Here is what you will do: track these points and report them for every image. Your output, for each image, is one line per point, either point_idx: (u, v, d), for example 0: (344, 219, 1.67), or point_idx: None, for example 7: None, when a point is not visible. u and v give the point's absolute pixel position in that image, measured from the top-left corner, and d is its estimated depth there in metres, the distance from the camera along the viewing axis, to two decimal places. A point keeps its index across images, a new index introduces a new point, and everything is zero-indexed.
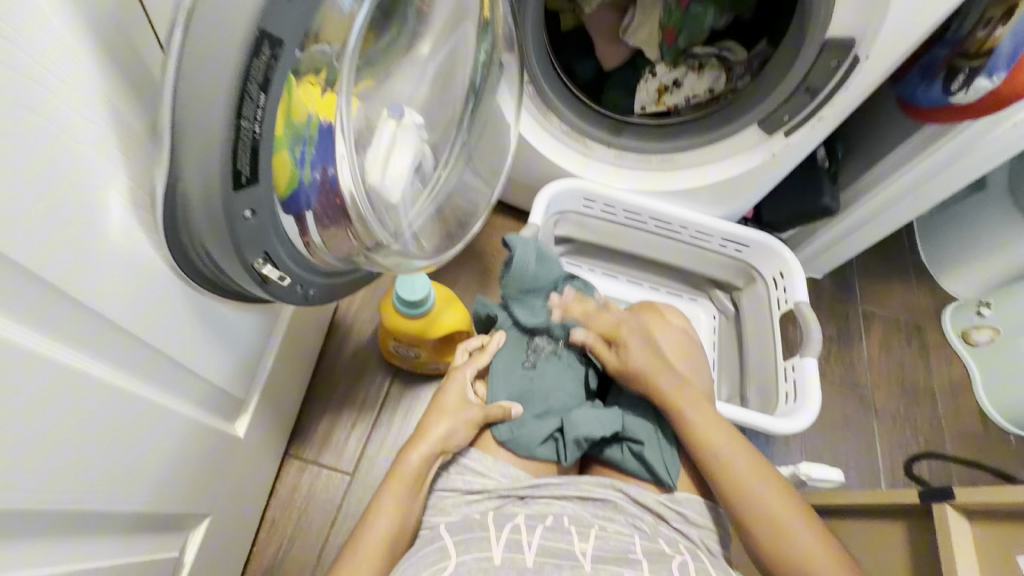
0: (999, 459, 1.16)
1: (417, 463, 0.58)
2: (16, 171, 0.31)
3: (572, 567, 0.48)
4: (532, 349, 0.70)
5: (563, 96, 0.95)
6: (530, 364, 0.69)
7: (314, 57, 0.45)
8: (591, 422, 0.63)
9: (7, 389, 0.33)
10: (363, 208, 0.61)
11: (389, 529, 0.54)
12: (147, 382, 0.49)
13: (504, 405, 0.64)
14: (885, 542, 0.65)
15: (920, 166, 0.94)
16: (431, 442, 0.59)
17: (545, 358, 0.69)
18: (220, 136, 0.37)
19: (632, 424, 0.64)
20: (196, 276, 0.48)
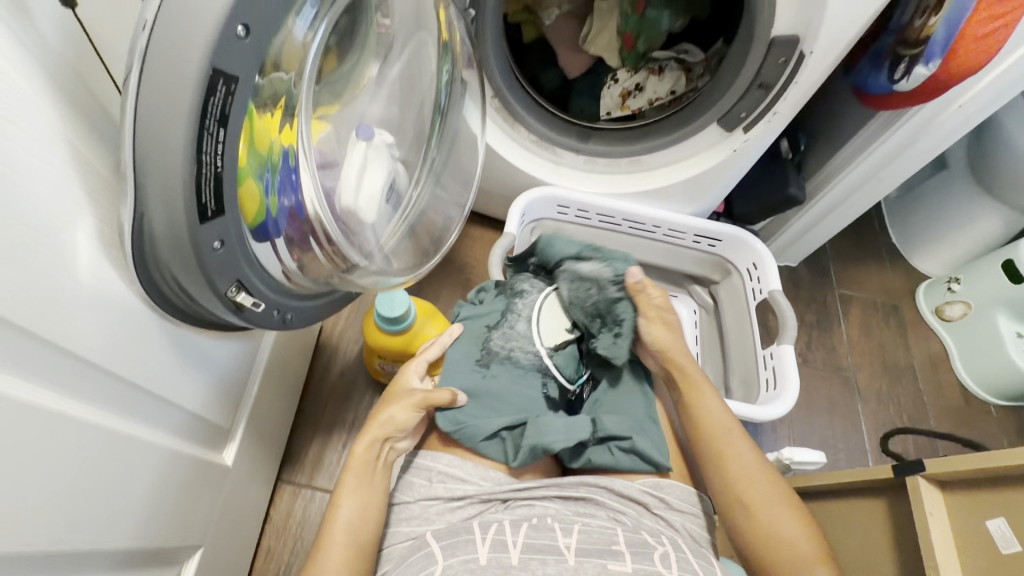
0: (982, 430, 1.19)
1: (367, 452, 0.60)
2: None
3: (556, 561, 0.49)
4: (487, 349, 0.71)
5: (530, 106, 0.97)
6: (483, 364, 0.70)
7: (273, 87, 0.46)
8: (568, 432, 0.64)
9: None
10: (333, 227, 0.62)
11: (348, 519, 0.55)
12: (124, 417, 0.49)
13: (446, 389, 0.64)
14: (867, 521, 0.67)
15: (877, 151, 0.97)
16: (376, 429, 0.62)
17: (499, 361, 0.70)
18: (181, 172, 0.38)
19: (610, 424, 0.65)
20: (171, 308, 0.48)
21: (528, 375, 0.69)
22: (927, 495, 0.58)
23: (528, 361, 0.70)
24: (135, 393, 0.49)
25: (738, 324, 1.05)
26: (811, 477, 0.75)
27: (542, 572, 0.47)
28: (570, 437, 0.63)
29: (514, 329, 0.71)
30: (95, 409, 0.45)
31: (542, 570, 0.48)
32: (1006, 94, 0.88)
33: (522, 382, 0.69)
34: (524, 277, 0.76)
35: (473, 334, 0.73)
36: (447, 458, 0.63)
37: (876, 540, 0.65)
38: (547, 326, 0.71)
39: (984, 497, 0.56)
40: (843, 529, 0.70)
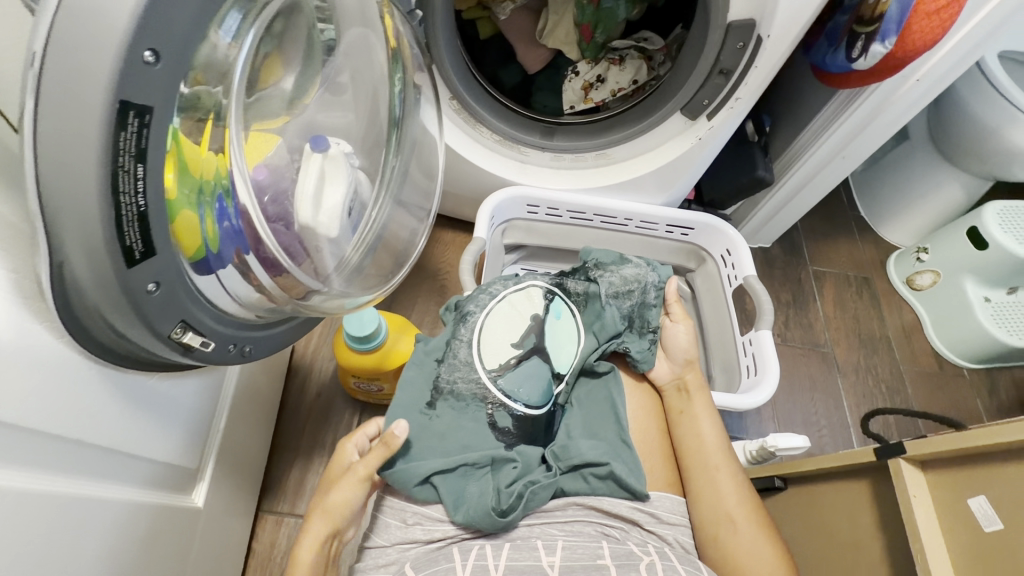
0: (958, 394, 1.22)
1: (312, 561, 0.53)
2: None
3: None
4: (434, 389, 0.65)
5: (490, 105, 0.94)
6: (429, 406, 0.64)
7: (192, 104, 0.42)
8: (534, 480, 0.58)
9: None
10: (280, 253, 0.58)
11: None
12: (71, 476, 0.45)
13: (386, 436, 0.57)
14: (853, 504, 0.67)
15: (840, 129, 0.97)
16: (319, 526, 0.54)
17: (443, 400, 0.64)
18: (98, 217, 0.35)
19: (583, 451, 0.61)
20: (110, 355, 0.45)
21: (468, 412, 0.63)
22: (908, 475, 0.58)
23: (468, 389, 0.64)
24: (81, 450, 0.46)
25: (716, 311, 1.04)
26: (796, 463, 0.75)
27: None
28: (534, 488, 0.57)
29: (457, 358, 0.67)
30: (32, 474, 0.41)
31: None
32: (964, 63, 0.87)
33: (464, 418, 0.63)
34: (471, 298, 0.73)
35: (422, 373, 0.67)
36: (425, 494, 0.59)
37: (863, 524, 0.65)
38: (487, 350, 0.67)
39: (964, 474, 0.56)
40: (832, 514, 0.70)
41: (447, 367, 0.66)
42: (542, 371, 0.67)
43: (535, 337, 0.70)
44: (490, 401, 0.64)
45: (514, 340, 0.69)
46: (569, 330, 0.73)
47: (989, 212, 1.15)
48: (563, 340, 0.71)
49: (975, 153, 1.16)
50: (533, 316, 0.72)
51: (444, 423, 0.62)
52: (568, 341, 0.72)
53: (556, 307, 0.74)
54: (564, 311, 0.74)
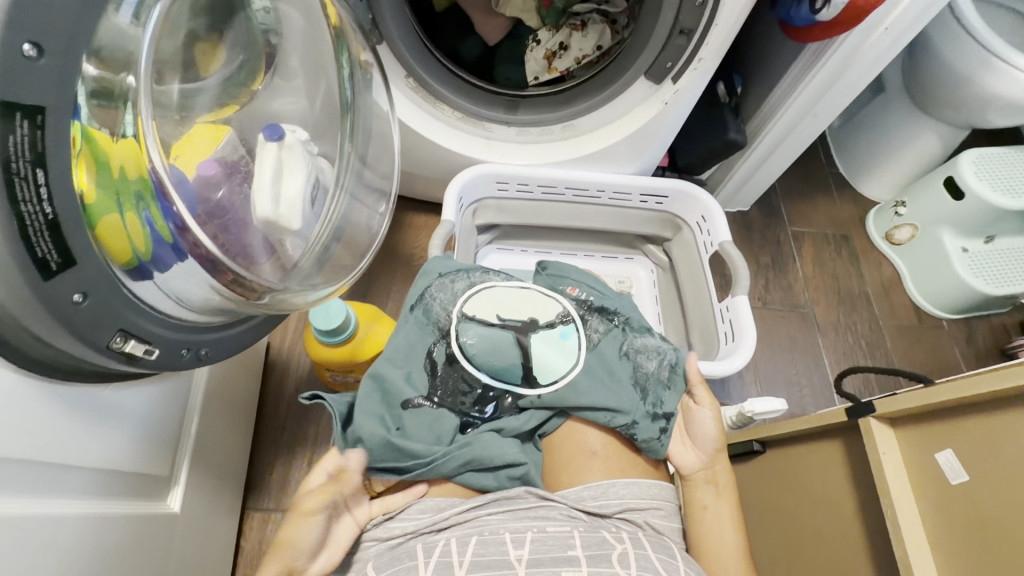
0: (937, 346, 1.23)
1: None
2: None
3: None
4: (422, 302, 0.73)
5: (450, 82, 0.91)
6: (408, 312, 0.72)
7: (103, 93, 0.41)
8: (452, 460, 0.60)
9: None
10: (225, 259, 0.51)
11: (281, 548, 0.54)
12: (29, 497, 0.44)
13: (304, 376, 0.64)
14: (826, 463, 0.67)
15: (810, 86, 0.95)
16: (274, 567, 0.49)
17: (416, 312, 0.72)
18: (1, 231, 0.32)
19: (504, 452, 0.61)
20: (56, 371, 0.43)
21: (424, 331, 0.70)
22: (879, 433, 0.58)
23: (437, 314, 0.72)
24: (37, 469, 0.45)
25: (693, 279, 1.04)
26: (773, 427, 0.75)
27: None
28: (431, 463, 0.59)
29: (452, 286, 0.75)
30: None
31: None
32: (937, 6, 0.83)
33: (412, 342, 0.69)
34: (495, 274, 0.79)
35: (424, 279, 0.77)
36: (380, 496, 0.58)
37: (836, 484, 0.65)
38: (477, 303, 0.73)
39: (933, 430, 0.56)
40: (809, 475, 0.70)
41: (441, 300, 0.73)
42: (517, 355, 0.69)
43: (519, 329, 0.72)
44: (443, 335, 0.70)
45: (502, 315, 0.73)
46: (563, 357, 0.70)
47: (965, 160, 1.13)
48: (559, 354, 0.70)
49: (950, 101, 1.14)
50: (531, 318, 0.73)
51: (407, 328, 0.70)
52: (559, 358, 0.70)
53: (565, 329, 0.74)
54: (570, 334, 0.73)
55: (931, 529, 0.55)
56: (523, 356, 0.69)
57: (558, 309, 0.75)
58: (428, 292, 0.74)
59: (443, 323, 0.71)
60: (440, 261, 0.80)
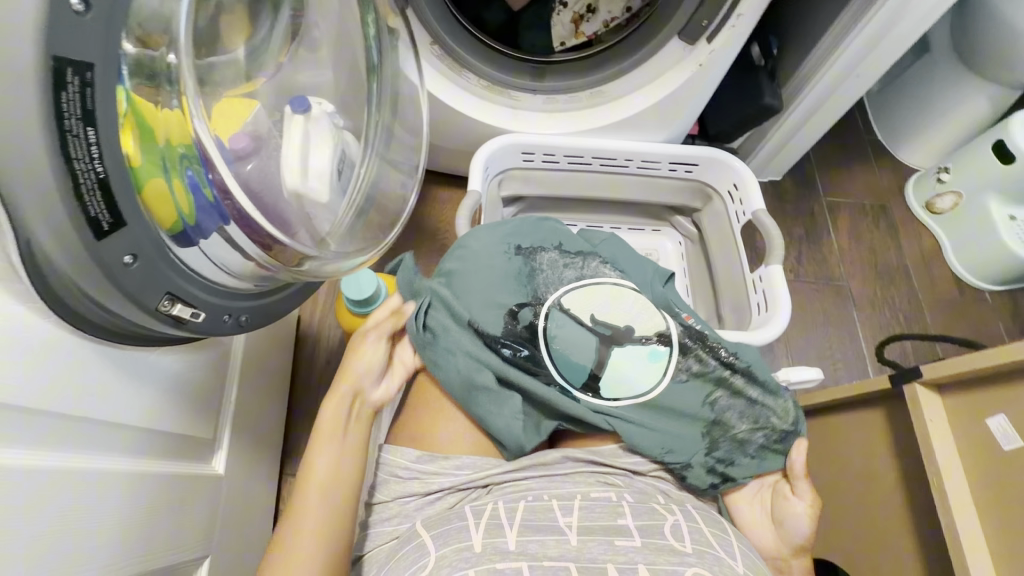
0: (978, 319, 1.19)
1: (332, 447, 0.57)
2: None
3: (558, 540, 0.48)
4: (533, 257, 0.75)
5: (475, 50, 0.89)
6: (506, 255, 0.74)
7: (143, 73, 0.41)
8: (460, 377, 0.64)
9: None
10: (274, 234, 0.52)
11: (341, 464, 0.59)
12: (88, 452, 0.46)
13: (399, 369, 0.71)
14: (866, 432, 0.66)
15: (852, 44, 0.90)
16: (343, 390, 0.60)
17: (518, 258, 0.74)
18: (56, 189, 0.33)
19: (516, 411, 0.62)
20: (106, 332, 0.45)
21: (510, 282, 0.71)
22: (925, 401, 0.57)
23: (539, 283, 0.72)
24: (93, 426, 0.46)
25: (724, 250, 1.01)
26: (811, 397, 0.73)
27: (544, 553, 0.46)
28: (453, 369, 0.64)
29: (565, 266, 0.75)
30: (49, 454, 0.42)
31: (544, 550, 0.46)
32: None
33: (494, 280, 0.71)
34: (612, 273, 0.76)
35: (537, 232, 0.78)
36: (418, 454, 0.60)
37: (877, 452, 0.64)
38: (582, 296, 0.72)
39: (984, 397, 0.54)
40: (847, 442, 0.69)
41: (546, 268, 0.74)
42: (591, 355, 0.68)
43: (608, 331, 0.70)
44: (535, 303, 0.71)
45: (597, 314, 0.71)
46: (654, 372, 0.68)
47: (1017, 123, 1.07)
48: (642, 374, 0.67)
49: (1003, 59, 1.07)
50: (627, 327, 0.70)
51: (501, 267, 0.72)
52: (639, 378, 0.67)
53: (656, 351, 0.69)
54: (661, 358, 0.68)
55: (977, 495, 0.54)
56: (597, 363, 0.68)
57: (664, 326, 0.70)
58: (541, 255, 0.75)
59: (541, 292, 0.72)
60: (554, 224, 0.80)
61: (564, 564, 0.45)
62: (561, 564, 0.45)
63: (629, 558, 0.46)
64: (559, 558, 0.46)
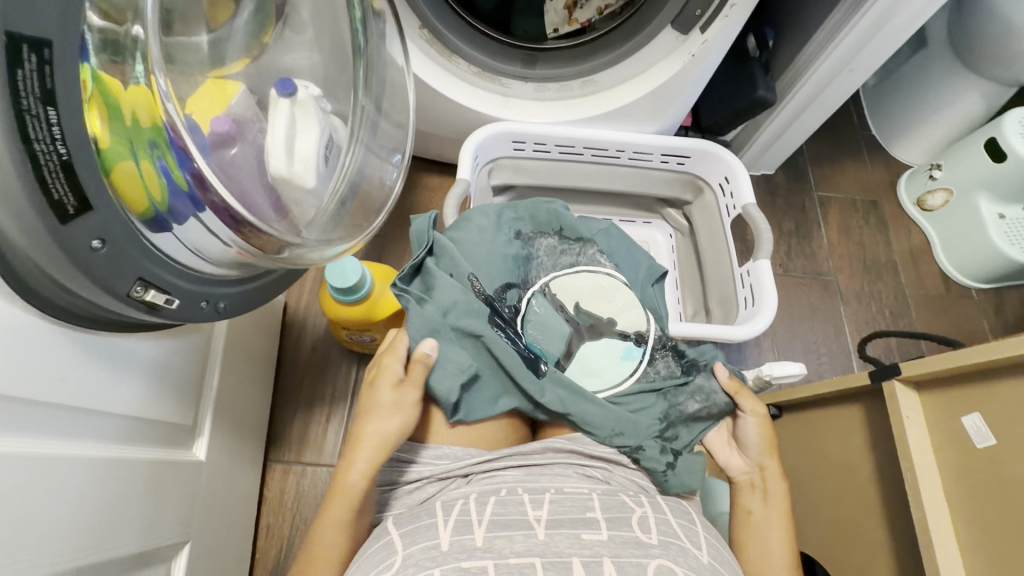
0: (964, 316, 1.19)
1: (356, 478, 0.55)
2: None
3: (526, 536, 0.46)
4: (531, 245, 0.79)
5: (465, 34, 0.87)
6: (506, 237, 0.77)
7: (108, 47, 0.40)
8: (450, 368, 0.62)
9: None
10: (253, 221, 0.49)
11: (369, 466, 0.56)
12: (55, 437, 0.45)
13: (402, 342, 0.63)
14: (846, 428, 0.66)
15: (847, 38, 0.89)
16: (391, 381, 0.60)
17: (518, 242, 0.78)
18: (15, 171, 0.32)
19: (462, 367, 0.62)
20: (77, 318, 0.44)
21: (506, 261, 0.74)
22: (902, 397, 0.57)
23: (532, 267, 0.77)
24: (60, 411, 0.45)
25: (714, 243, 1.01)
26: (792, 391, 0.74)
27: (510, 549, 0.44)
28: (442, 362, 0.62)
29: (563, 254, 0.79)
30: (19, 439, 0.41)
31: (511, 547, 0.45)
32: None
33: (487, 251, 0.73)
34: (601, 260, 0.79)
35: (539, 211, 0.81)
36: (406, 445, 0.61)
37: (854, 447, 0.65)
38: (570, 283, 0.76)
39: (962, 394, 0.55)
40: (829, 439, 0.69)
41: (546, 257, 0.78)
42: (564, 340, 0.70)
43: (592, 319, 0.73)
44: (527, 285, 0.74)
45: (582, 302, 0.74)
46: (627, 365, 0.70)
47: (1009, 121, 1.07)
48: (618, 366, 0.69)
49: (998, 55, 1.06)
50: (610, 318, 0.73)
51: (496, 246, 0.75)
52: (609, 373, 0.69)
53: (630, 346, 0.72)
54: (636, 353, 0.71)
55: (953, 493, 0.54)
56: (567, 349, 0.70)
57: (644, 325, 0.73)
58: (540, 243, 0.80)
59: (531, 276, 0.76)
60: (558, 209, 0.82)
61: (530, 560, 0.43)
62: (527, 561, 0.43)
63: (593, 550, 0.45)
64: (526, 553, 0.44)
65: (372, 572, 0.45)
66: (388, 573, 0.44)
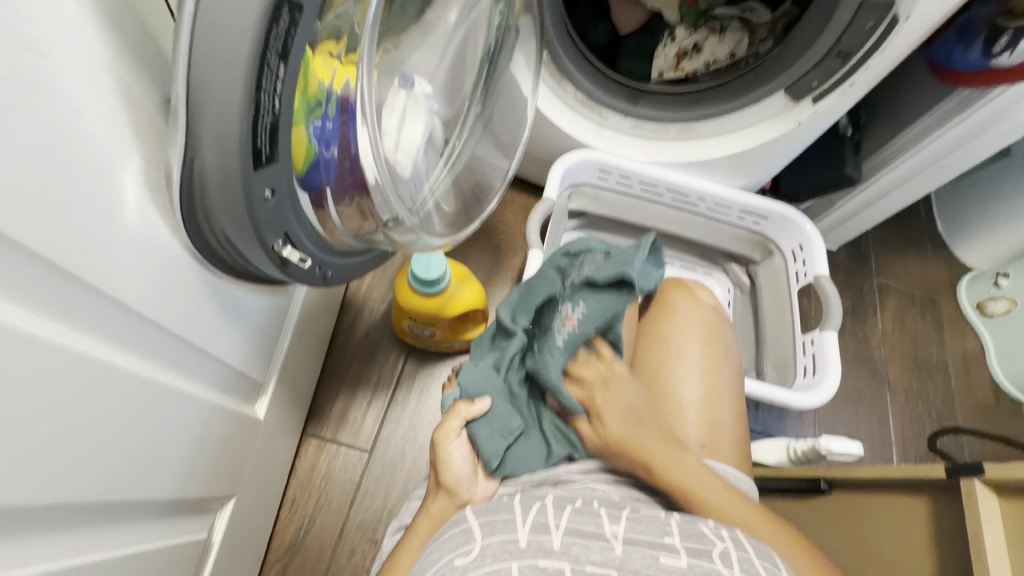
0: (1010, 430, 1.17)
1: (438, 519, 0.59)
2: (41, 159, 0.29)
3: (602, 548, 0.45)
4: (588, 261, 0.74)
5: (581, 63, 0.91)
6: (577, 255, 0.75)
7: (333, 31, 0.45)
8: (497, 426, 0.62)
9: (46, 383, 0.32)
10: (383, 182, 0.57)
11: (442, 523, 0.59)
12: (166, 367, 0.46)
13: (467, 407, 0.63)
14: (905, 522, 0.65)
15: (948, 135, 0.90)
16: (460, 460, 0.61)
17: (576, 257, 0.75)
18: (238, 112, 0.35)
19: (499, 425, 0.62)
20: (216, 261, 0.46)
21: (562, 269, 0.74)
22: (981, 498, 0.56)
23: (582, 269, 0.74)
24: (179, 345, 0.47)
25: (777, 307, 1.01)
26: (848, 468, 0.74)
27: (587, 557, 0.44)
28: (487, 417, 0.62)
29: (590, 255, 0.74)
30: (145, 363, 0.43)
31: (586, 556, 0.44)
32: None
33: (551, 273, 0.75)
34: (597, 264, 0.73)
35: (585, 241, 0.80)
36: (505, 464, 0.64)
37: (913, 542, 0.63)
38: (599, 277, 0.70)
39: None
40: (885, 529, 0.67)
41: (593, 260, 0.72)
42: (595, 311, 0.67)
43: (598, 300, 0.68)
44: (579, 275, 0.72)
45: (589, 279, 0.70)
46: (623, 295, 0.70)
47: None
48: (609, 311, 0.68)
49: None
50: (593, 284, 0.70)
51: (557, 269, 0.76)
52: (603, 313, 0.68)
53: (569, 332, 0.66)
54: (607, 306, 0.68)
55: None
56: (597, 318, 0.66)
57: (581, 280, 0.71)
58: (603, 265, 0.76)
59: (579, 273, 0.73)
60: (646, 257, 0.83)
61: (606, 570, 0.43)
62: (603, 571, 0.43)
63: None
64: (602, 565, 0.43)
65: (447, 555, 0.46)
66: (464, 559, 0.44)
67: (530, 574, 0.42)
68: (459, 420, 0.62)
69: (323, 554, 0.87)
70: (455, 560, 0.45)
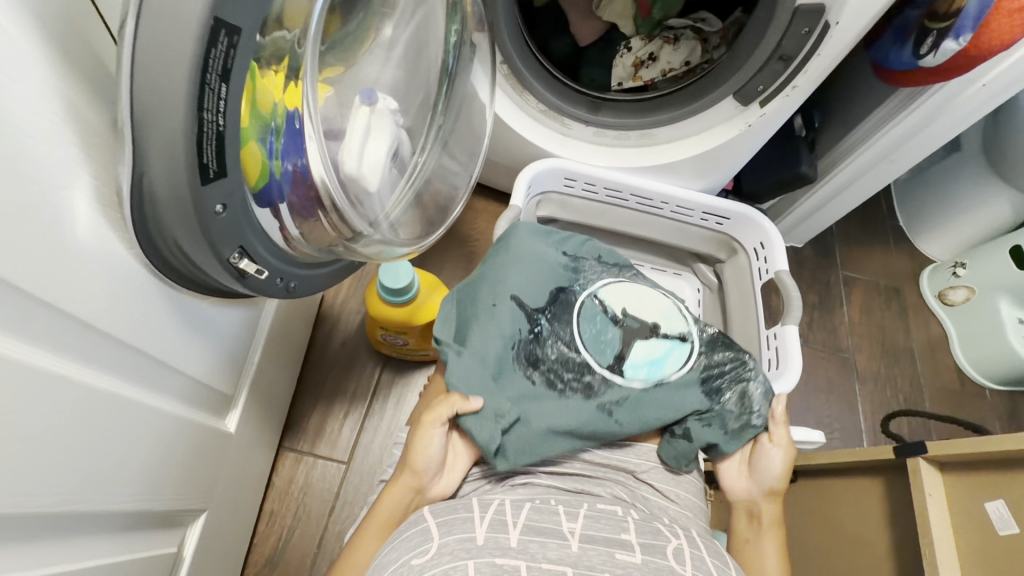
0: (976, 413, 1.20)
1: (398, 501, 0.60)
2: None
3: (559, 545, 0.47)
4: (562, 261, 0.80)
5: (541, 75, 0.93)
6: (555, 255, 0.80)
7: (279, 52, 0.47)
8: (488, 416, 0.62)
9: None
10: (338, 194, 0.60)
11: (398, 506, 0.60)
12: (128, 381, 0.47)
13: (455, 401, 0.61)
14: (862, 504, 0.67)
15: (892, 132, 0.94)
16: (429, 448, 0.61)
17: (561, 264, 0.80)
18: (182, 130, 0.36)
19: (496, 413, 0.63)
20: (174, 275, 0.47)
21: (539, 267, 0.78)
22: (925, 474, 0.58)
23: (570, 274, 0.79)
24: (140, 358, 0.48)
25: (742, 302, 1.04)
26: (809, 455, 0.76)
27: (543, 554, 0.46)
28: (480, 413, 0.62)
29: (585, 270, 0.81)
30: (106, 377, 0.44)
31: (542, 553, 0.46)
32: None
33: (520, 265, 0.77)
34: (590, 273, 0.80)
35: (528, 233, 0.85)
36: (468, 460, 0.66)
37: (871, 523, 0.65)
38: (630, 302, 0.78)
39: (986, 480, 0.57)
40: (845, 511, 0.69)
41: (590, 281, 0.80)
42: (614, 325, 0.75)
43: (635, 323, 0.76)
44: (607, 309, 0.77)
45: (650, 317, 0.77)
46: (676, 360, 0.73)
47: None
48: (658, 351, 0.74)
49: None
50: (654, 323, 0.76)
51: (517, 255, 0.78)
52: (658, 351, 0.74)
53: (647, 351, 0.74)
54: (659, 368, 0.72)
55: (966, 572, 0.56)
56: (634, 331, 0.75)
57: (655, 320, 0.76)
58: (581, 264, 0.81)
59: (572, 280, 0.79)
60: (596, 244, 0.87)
61: (561, 568, 0.44)
62: (559, 568, 0.44)
63: (626, 570, 0.45)
64: (557, 561, 0.45)
65: (406, 554, 0.47)
66: (421, 559, 0.45)
67: (486, 571, 0.43)
68: (449, 409, 0.61)
69: (303, 566, 0.87)
70: (413, 559, 0.46)
